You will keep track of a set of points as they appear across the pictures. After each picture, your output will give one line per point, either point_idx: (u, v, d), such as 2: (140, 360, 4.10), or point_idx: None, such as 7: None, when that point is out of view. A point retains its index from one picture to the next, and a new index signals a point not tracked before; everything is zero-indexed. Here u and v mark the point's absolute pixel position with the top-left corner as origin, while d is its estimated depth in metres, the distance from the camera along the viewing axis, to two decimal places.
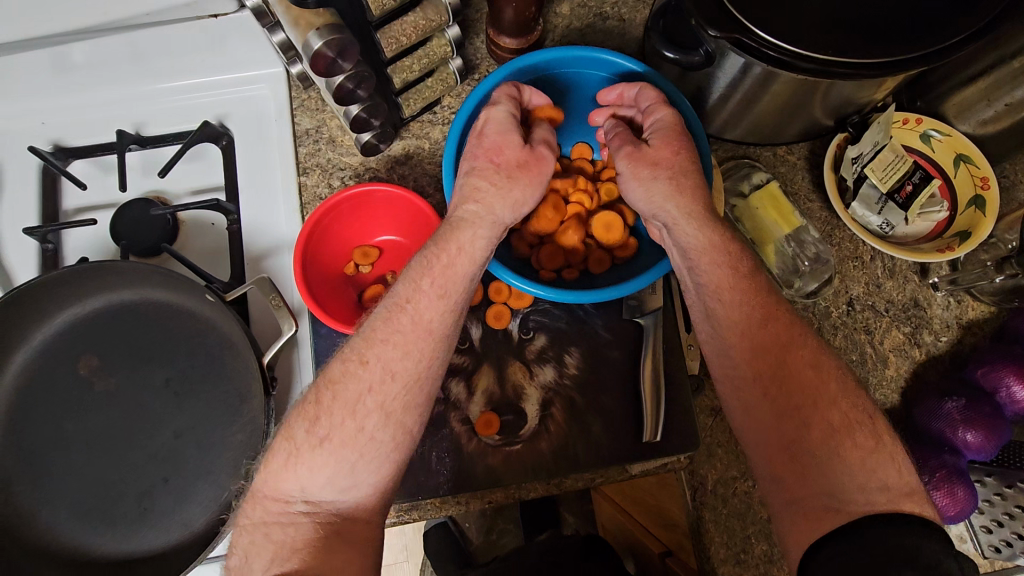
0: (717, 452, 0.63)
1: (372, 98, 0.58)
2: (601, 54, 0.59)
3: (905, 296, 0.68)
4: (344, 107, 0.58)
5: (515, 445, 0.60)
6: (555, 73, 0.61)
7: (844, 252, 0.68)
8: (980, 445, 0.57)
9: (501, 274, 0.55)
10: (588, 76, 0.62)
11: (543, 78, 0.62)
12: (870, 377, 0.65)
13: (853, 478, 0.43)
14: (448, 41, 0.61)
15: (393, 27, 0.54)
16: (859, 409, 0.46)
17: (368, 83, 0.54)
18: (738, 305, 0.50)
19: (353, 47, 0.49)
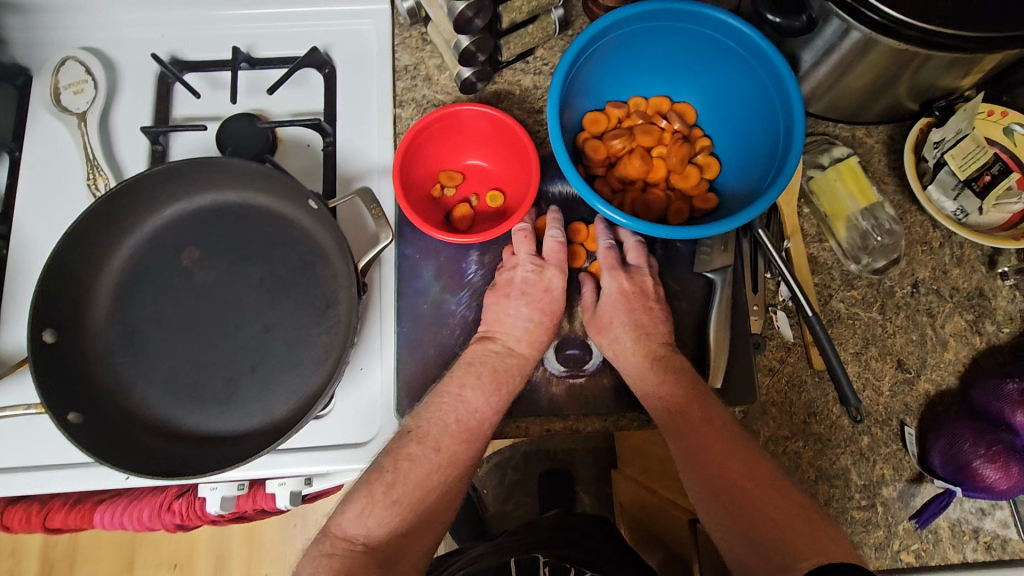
0: (771, 411, 0.65)
1: (482, 32, 0.61)
2: (713, 12, 0.58)
3: (970, 284, 0.69)
4: (455, 37, 0.61)
5: (579, 377, 0.63)
6: (664, 26, 0.61)
7: (913, 236, 0.69)
8: None
9: (589, 198, 0.56)
10: (697, 32, 0.62)
11: (652, 29, 0.62)
12: (927, 358, 0.67)
13: (756, 496, 0.52)
14: None
15: None
16: (775, 505, 0.51)
17: (485, 14, 0.58)
18: (672, 394, 0.58)
19: None
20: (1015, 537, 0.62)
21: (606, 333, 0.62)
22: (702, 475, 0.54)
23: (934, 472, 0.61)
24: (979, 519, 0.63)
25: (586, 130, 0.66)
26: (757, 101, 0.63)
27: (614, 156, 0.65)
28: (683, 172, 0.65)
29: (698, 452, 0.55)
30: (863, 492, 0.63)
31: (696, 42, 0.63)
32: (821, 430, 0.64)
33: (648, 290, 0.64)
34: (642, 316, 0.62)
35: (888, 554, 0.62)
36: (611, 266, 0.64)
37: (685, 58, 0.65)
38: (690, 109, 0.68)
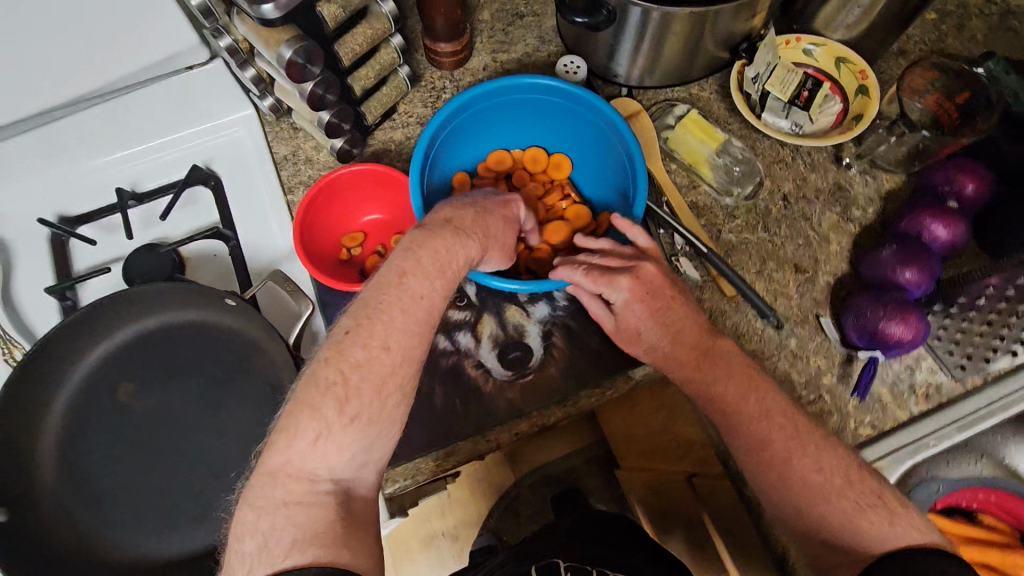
0: None
1: (339, 103, 0.66)
2: (526, 80, 0.66)
3: (829, 182, 0.78)
4: (317, 115, 0.66)
5: (526, 375, 0.67)
6: (492, 101, 0.68)
7: (769, 158, 0.78)
8: (919, 280, 0.66)
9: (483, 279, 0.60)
10: (522, 97, 0.69)
11: (482, 107, 0.69)
12: (818, 255, 0.74)
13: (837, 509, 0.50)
14: (393, 48, 0.70)
15: (347, 40, 0.63)
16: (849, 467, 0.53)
17: (334, 88, 0.63)
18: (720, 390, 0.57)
19: (316, 52, 0.58)
20: (946, 380, 0.69)
21: (638, 343, 0.63)
22: (767, 459, 0.53)
23: (854, 346, 0.69)
24: (911, 375, 0.69)
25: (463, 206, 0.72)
26: (598, 138, 0.70)
27: None
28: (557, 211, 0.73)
29: (713, 382, 0.58)
30: (808, 387, 0.69)
31: (526, 106, 0.70)
32: (752, 344, 0.70)
33: (660, 280, 0.61)
34: (661, 307, 0.61)
35: (846, 432, 0.67)
36: (607, 284, 0.60)
37: (523, 118, 0.73)
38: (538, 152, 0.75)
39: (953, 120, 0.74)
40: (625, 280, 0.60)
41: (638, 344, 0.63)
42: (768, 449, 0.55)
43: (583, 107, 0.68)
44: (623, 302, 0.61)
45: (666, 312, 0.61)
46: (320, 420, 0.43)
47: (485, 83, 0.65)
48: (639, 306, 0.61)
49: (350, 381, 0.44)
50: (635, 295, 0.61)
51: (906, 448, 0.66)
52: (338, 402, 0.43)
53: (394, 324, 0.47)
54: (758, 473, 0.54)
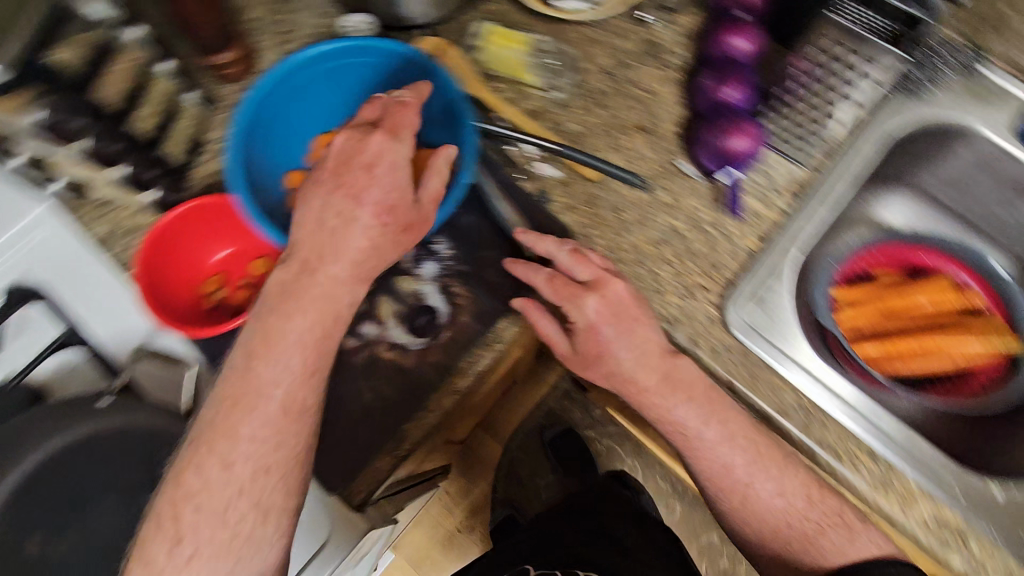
0: (592, 232, 0.72)
1: (133, 151, 0.64)
2: (311, 51, 0.64)
3: (638, 42, 0.81)
4: (106, 171, 0.63)
5: (440, 334, 0.65)
6: (293, 86, 0.66)
7: (578, 42, 0.80)
8: (739, 91, 0.71)
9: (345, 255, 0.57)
10: (320, 72, 0.67)
11: (285, 95, 0.65)
12: (655, 110, 0.78)
13: (773, 514, 0.60)
14: (164, 77, 0.69)
15: (101, 83, 0.64)
16: (798, 485, 0.61)
17: (114, 136, 0.62)
18: (685, 408, 0.60)
19: (66, 103, 0.60)
20: (802, 171, 0.75)
21: (597, 365, 0.61)
22: (731, 473, 0.60)
23: (711, 172, 0.73)
24: (771, 179, 0.74)
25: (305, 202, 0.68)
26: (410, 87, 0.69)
27: None
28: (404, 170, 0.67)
29: (677, 402, 0.60)
30: (692, 228, 0.72)
31: (327, 78, 0.68)
32: (631, 212, 0.73)
33: (627, 300, 0.61)
34: (630, 334, 0.61)
35: (738, 252, 0.72)
36: (581, 289, 0.60)
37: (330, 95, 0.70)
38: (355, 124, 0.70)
39: None
40: (596, 298, 0.60)
41: (583, 367, 0.62)
42: (731, 472, 0.60)
43: (380, 57, 0.67)
44: (579, 326, 0.61)
45: (632, 330, 0.61)
46: (151, 561, 0.50)
47: (275, 68, 0.63)
48: (604, 328, 0.60)
49: (183, 518, 0.51)
50: (603, 306, 0.60)
51: (765, 320, 0.70)
52: (172, 535, 0.51)
53: (238, 439, 0.52)
54: (712, 480, 0.61)
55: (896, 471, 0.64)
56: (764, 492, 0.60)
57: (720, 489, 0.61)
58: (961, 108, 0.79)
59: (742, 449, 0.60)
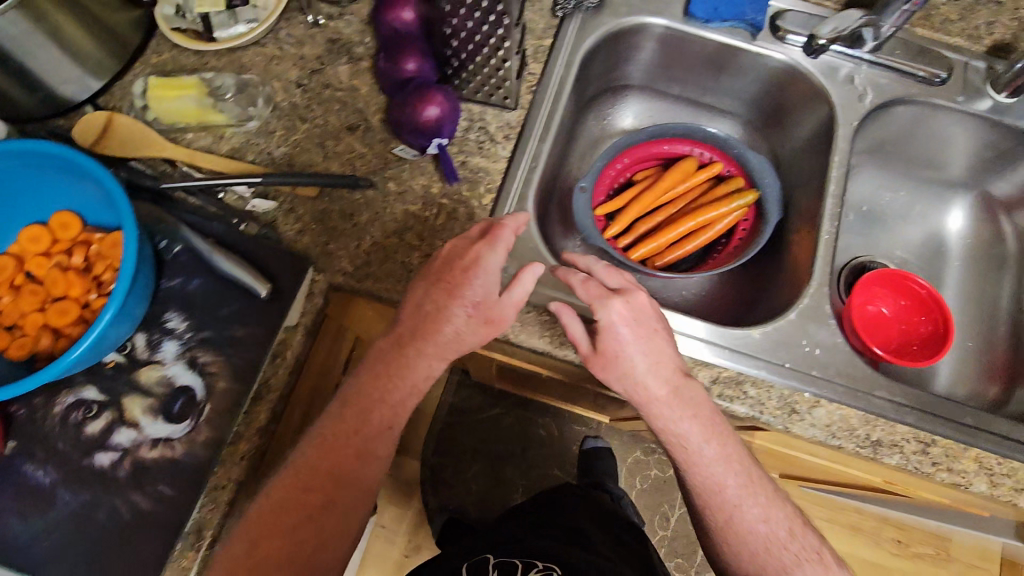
0: (332, 248, 0.70)
1: None
2: None
3: (321, 45, 0.79)
4: None
5: (203, 409, 0.62)
6: None
7: (261, 65, 0.77)
8: (419, 63, 0.72)
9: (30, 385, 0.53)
10: None
11: None
12: (359, 104, 0.77)
13: (758, 545, 0.63)
14: None
15: None
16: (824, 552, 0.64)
17: None
18: (736, 486, 0.64)
19: None
20: (509, 116, 0.77)
21: (614, 367, 0.62)
22: (718, 493, 0.64)
23: (423, 146, 0.72)
24: (484, 134, 0.76)
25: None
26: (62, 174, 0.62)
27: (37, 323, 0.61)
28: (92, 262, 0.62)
29: (721, 453, 0.63)
30: (427, 206, 0.73)
31: None
32: (364, 214, 0.72)
33: (649, 310, 0.64)
34: (653, 332, 0.63)
35: (476, 213, 0.73)
36: (603, 308, 0.62)
37: None
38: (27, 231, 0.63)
39: None
40: (625, 326, 0.62)
41: (603, 370, 0.63)
42: (723, 489, 0.64)
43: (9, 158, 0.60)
44: (603, 332, 0.62)
45: (655, 342, 0.62)
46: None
47: None
48: (661, 355, 0.62)
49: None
50: (624, 320, 0.62)
51: (592, 304, 0.70)
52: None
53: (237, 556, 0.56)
54: (733, 536, 0.64)
55: None
56: (750, 514, 0.64)
57: (755, 557, 0.63)
58: (633, 5, 0.82)
59: (735, 470, 0.64)
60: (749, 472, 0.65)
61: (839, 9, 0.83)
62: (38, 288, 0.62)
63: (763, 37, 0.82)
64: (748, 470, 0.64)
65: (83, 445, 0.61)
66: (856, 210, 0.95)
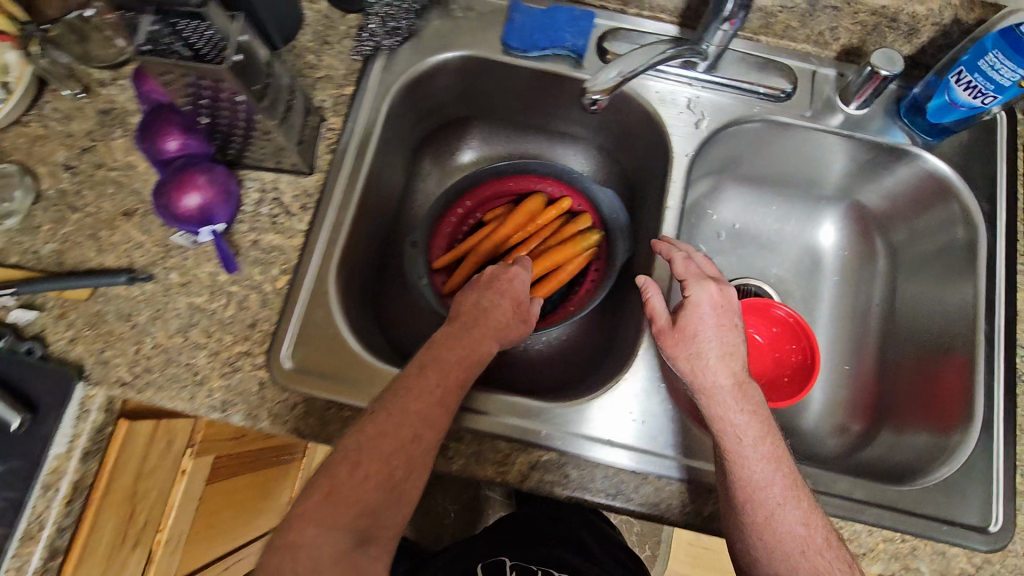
0: (109, 355, 0.64)
1: None
2: None
3: (91, 116, 0.71)
4: None
5: None
6: None
7: (21, 148, 0.69)
8: (182, 141, 0.61)
9: None
10: None
11: None
12: (137, 183, 0.69)
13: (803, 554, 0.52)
14: None
15: None
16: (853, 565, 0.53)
17: None
18: (769, 474, 0.55)
19: None
20: (305, 180, 0.69)
21: (687, 344, 0.60)
22: (759, 490, 0.54)
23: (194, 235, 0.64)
24: (278, 203, 0.68)
25: None
26: None
27: None
28: None
29: (753, 419, 0.57)
30: (215, 296, 0.66)
31: None
32: (145, 312, 0.65)
33: (730, 305, 0.62)
34: (731, 330, 0.61)
35: (269, 298, 0.66)
36: (705, 283, 0.62)
37: None
38: None
39: None
40: (712, 301, 0.62)
41: (678, 348, 0.60)
42: (768, 486, 0.54)
43: None
44: (704, 303, 0.61)
45: (728, 336, 0.60)
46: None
47: None
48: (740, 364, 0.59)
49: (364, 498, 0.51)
50: (713, 303, 0.62)
51: (523, 414, 0.64)
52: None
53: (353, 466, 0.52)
54: (759, 526, 0.54)
55: (485, 440, 0.63)
56: (789, 522, 0.53)
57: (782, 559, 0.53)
58: (442, 40, 0.75)
59: (784, 471, 0.55)
60: (789, 470, 0.56)
61: (674, 22, 0.75)
62: None
63: (592, 64, 0.73)
64: (777, 449, 0.56)
65: None
66: (726, 228, 0.88)
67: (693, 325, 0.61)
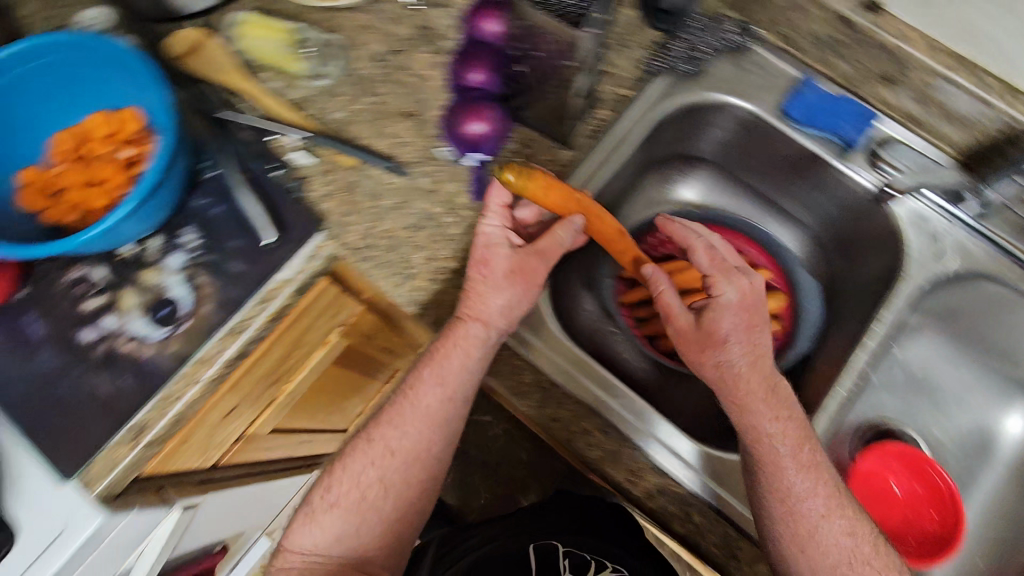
0: (349, 221, 0.73)
1: None
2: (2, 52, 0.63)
3: (411, 28, 0.81)
4: None
5: (183, 324, 0.67)
6: (13, 84, 0.65)
7: (349, 30, 0.80)
8: (486, 75, 0.72)
9: (37, 249, 0.58)
10: (39, 72, 0.66)
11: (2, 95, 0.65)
12: (423, 94, 0.78)
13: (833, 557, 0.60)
14: None
15: None
16: None
17: None
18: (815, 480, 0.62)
19: None
20: (561, 151, 0.76)
21: (716, 347, 0.64)
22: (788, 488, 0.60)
23: (459, 154, 0.74)
24: (531, 159, 0.75)
25: (37, 199, 0.66)
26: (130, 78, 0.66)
27: (71, 199, 0.66)
28: (138, 155, 0.67)
29: (785, 419, 0.63)
30: (449, 213, 0.73)
31: (51, 74, 0.67)
32: (390, 199, 0.74)
33: (753, 299, 0.66)
34: (755, 339, 0.65)
35: None
36: (714, 261, 0.68)
37: (61, 93, 0.69)
38: (96, 116, 0.69)
39: None
40: (734, 301, 0.65)
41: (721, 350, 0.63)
42: (814, 497, 0.61)
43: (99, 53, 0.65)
44: (733, 302, 0.65)
45: (757, 331, 0.65)
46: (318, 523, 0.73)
47: None
48: (742, 349, 0.63)
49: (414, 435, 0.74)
50: (738, 302, 0.65)
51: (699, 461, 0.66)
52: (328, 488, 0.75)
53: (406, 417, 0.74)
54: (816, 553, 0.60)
55: (624, 447, 0.66)
56: (833, 533, 0.61)
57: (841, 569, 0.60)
58: (728, 81, 0.78)
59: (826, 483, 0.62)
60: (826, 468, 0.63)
61: (952, 154, 0.75)
62: (88, 167, 0.68)
63: (855, 157, 0.75)
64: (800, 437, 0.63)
65: (75, 317, 0.67)
66: (907, 367, 0.84)
67: (722, 338, 0.63)
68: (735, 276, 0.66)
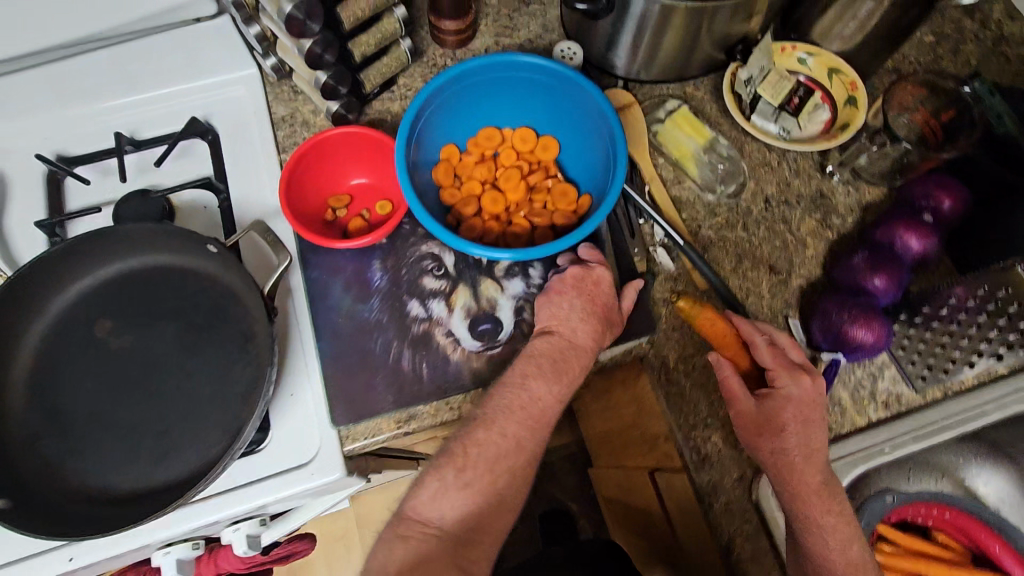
0: (674, 336, 0.71)
1: (348, 96, 0.73)
2: (510, 57, 0.65)
3: (811, 189, 0.78)
4: (326, 105, 0.73)
5: (496, 348, 0.68)
6: (487, 79, 0.67)
7: (755, 160, 0.79)
8: (886, 287, 0.68)
9: (463, 246, 0.60)
10: (512, 78, 0.68)
11: (473, 84, 0.67)
12: (794, 256, 0.75)
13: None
14: (403, 52, 0.75)
15: (362, 38, 0.69)
16: None
17: (345, 80, 0.70)
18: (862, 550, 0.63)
19: (345, 76, 0.70)
20: (907, 390, 0.70)
21: (775, 433, 0.62)
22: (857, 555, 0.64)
23: (818, 346, 0.69)
24: (873, 382, 0.70)
25: (446, 182, 0.70)
26: (583, 121, 0.69)
27: (474, 196, 0.70)
28: (548, 188, 0.70)
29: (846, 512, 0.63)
30: None
31: (521, 84, 0.69)
32: None
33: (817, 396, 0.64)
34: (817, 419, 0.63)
35: None
36: (789, 370, 0.63)
37: (510, 98, 0.71)
38: (526, 133, 0.72)
39: (937, 137, 0.76)
40: (788, 398, 0.63)
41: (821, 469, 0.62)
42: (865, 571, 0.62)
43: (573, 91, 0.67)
44: (784, 399, 0.63)
45: (814, 427, 0.63)
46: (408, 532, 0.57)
47: (479, 58, 0.64)
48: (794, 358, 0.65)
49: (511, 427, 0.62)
50: (801, 397, 0.63)
51: None
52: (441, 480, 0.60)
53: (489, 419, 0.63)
54: None
55: None
56: None
57: None
58: None
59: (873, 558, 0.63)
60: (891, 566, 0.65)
61: None
62: (496, 169, 0.72)
63: None
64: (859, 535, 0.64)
65: (413, 288, 0.70)
66: None
67: (801, 425, 0.63)
68: (799, 374, 0.63)
